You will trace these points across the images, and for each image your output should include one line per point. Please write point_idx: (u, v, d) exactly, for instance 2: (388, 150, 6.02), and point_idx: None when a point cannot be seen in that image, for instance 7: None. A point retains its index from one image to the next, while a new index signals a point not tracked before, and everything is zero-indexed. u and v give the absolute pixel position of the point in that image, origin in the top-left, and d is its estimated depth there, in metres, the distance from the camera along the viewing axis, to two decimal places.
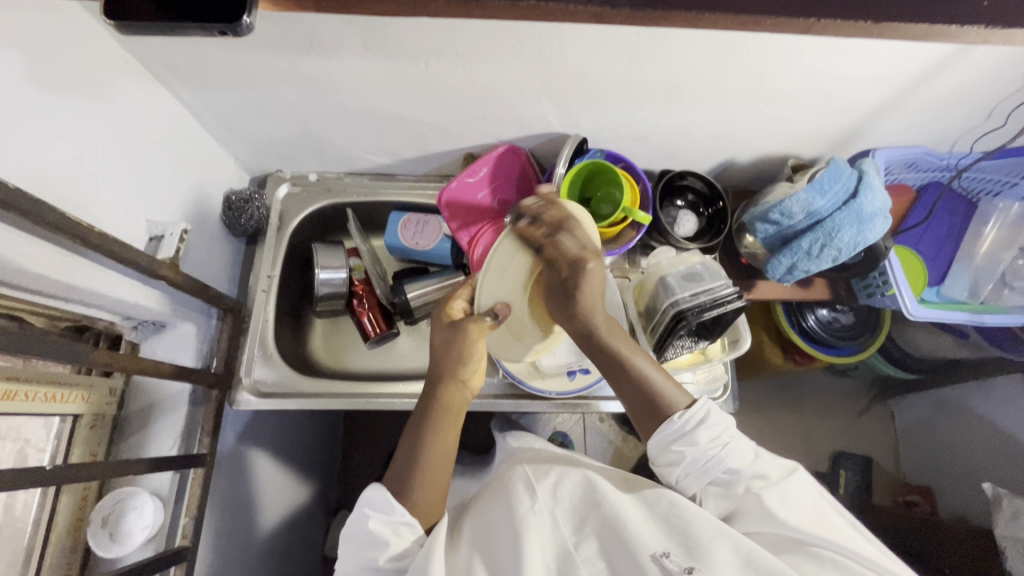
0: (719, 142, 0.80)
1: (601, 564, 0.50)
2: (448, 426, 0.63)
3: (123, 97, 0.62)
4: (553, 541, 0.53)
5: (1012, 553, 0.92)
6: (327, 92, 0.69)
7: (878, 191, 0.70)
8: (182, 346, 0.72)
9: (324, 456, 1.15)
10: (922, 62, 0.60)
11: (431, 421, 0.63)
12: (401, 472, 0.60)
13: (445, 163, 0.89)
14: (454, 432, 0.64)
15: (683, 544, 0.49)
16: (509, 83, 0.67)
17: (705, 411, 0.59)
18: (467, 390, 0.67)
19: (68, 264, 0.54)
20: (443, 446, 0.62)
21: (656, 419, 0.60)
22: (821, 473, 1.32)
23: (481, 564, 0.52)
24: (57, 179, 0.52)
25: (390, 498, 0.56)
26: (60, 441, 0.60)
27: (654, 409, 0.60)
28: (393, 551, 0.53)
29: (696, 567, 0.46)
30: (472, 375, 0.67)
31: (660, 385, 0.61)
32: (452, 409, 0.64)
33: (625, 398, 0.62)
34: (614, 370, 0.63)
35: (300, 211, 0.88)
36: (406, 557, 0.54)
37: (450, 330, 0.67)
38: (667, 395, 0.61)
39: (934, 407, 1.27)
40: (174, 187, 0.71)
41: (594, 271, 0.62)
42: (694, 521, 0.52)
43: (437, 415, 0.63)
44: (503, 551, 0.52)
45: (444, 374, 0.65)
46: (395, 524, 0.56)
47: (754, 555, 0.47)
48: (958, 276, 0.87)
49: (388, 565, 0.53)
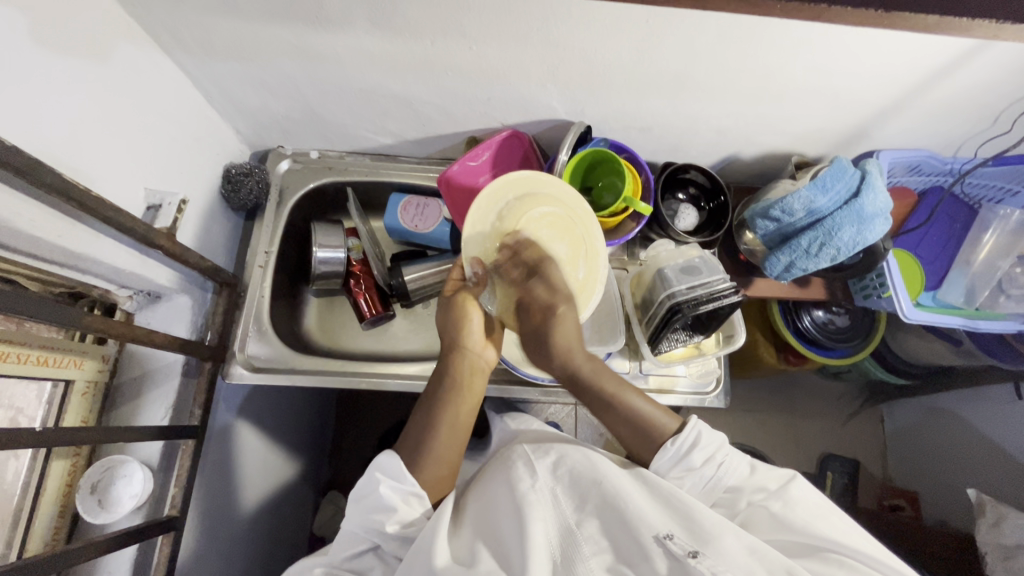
0: (725, 137, 0.79)
1: (604, 542, 0.50)
2: (462, 399, 0.64)
3: (125, 61, 0.61)
4: (556, 520, 0.52)
5: (991, 558, 0.92)
6: (333, 67, 0.68)
7: (880, 192, 0.70)
8: (177, 318, 0.72)
9: (315, 436, 1.16)
10: (932, 63, 0.60)
11: (446, 395, 0.64)
12: (416, 445, 0.61)
13: (447, 145, 0.88)
14: (470, 408, 0.65)
15: (686, 528, 0.50)
16: (517, 65, 0.67)
17: (696, 434, 0.60)
18: (479, 359, 0.69)
19: (66, 226, 0.54)
20: (456, 421, 0.63)
21: (650, 448, 0.62)
22: (808, 473, 1.34)
23: (484, 541, 0.52)
24: (56, 139, 0.52)
25: (402, 467, 0.56)
26: (51, 406, 0.60)
27: (646, 437, 0.62)
28: (400, 517, 0.55)
29: (700, 551, 0.46)
30: (485, 344, 0.70)
31: (645, 413, 0.64)
32: (469, 385, 0.66)
33: (619, 432, 0.65)
34: (607, 409, 0.65)
35: (299, 188, 0.88)
36: (413, 526, 0.55)
37: (447, 307, 0.70)
38: (656, 422, 0.63)
39: (924, 413, 1.28)
40: (174, 157, 0.71)
41: (564, 314, 0.68)
42: (697, 507, 0.52)
43: (453, 387, 0.65)
44: (506, 528, 0.52)
45: (453, 350, 0.68)
46: (404, 493, 0.56)
47: (756, 546, 0.48)
48: (954, 281, 0.87)
49: (393, 530, 0.54)
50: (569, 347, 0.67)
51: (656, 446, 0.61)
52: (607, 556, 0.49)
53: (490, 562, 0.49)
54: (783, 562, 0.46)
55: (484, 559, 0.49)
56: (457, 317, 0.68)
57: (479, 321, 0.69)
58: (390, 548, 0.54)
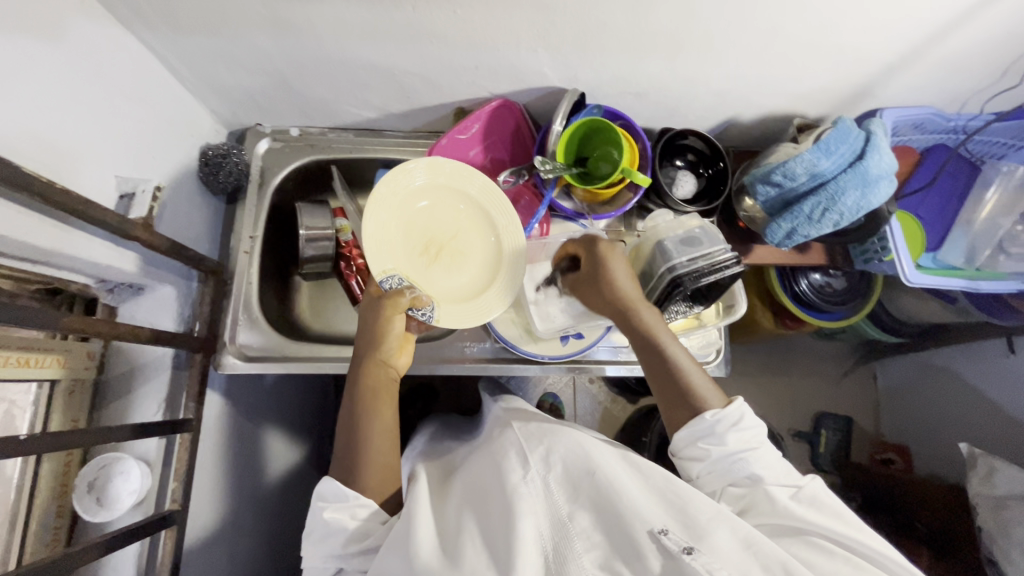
0: (724, 100, 0.76)
1: (597, 537, 0.49)
2: (383, 404, 0.61)
3: (81, 38, 0.56)
4: (547, 511, 0.51)
5: (981, 509, 0.95)
6: (307, 38, 0.64)
7: (885, 153, 0.68)
8: (163, 311, 0.70)
9: (315, 418, 1.15)
10: (943, 15, 0.57)
11: (364, 404, 0.61)
12: (348, 453, 0.59)
13: (435, 118, 0.84)
14: (392, 412, 0.62)
15: (681, 521, 0.50)
16: (505, 29, 0.63)
17: (740, 414, 0.58)
18: (391, 369, 0.65)
19: (30, 222, 0.50)
20: (384, 427, 0.60)
21: (686, 410, 0.60)
22: (803, 432, 1.37)
23: (474, 533, 0.51)
24: (10, 126, 0.48)
25: (339, 486, 0.56)
26: (38, 408, 0.58)
27: (682, 392, 0.61)
28: (351, 534, 0.54)
29: (695, 547, 0.46)
30: (397, 352, 0.66)
31: (685, 369, 0.62)
32: (385, 393, 0.63)
33: (660, 389, 0.63)
34: (650, 359, 0.64)
35: (281, 168, 0.84)
36: (369, 538, 0.54)
37: (374, 308, 0.66)
38: (693, 381, 0.61)
39: (916, 368, 1.29)
40: (143, 141, 0.66)
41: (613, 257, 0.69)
42: (692, 499, 0.52)
43: (370, 395, 0.62)
44: (494, 519, 0.51)
45: (369, 358, 0.64)
46: (350, 508, 0.55)
47: (753, 540, 0.48)
48: (955, 242, 0.85)
49: (351, 549, 0.53)
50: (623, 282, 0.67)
51: (693, 412, 0.59)
52: (600, 551, 0.48)
53: (475, 559, 0.48)
54: (778, 556, 0.46)
55: (468, 556, 0.48)
56: (377, 325, 0.65)
57: (400, 330, 0.65)
58: (353, 566, 0.53)
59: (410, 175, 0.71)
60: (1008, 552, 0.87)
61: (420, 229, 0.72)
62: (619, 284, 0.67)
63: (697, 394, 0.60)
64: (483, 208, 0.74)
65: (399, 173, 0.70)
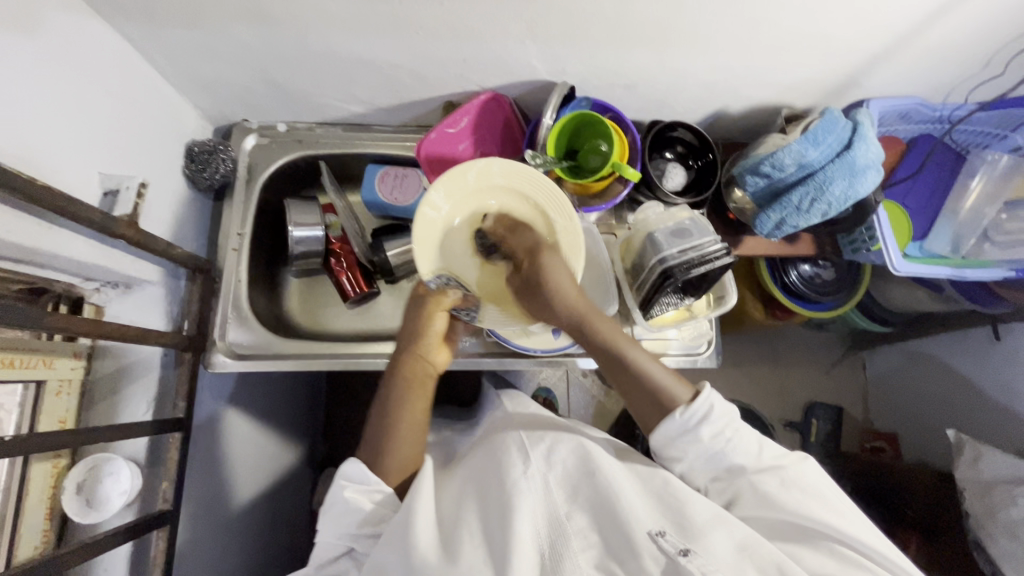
0: (712, 91, 0.76)
1: (594, 536, 0.49)
2: (417, 399, 0.63)
3: (60, 33, 0.55)
4: (546, 509, 0.51)
5: (968, 494, 0.96)
6: (292, 31, 0.63)
7: (872, 143, 0.68)
8: (151, 309, 0.69)
9: (308, 416, 1.14)
10: (927, 4, 0.58)
11: (399, 396, 0.62)
12: (374, 443, 0.60)
13: (424, 112, 0.84)
14: (423, 408, 0.63)
15: (677, 524, 0.50)
16: (492, 21, 0.62)
17: (708, 406, 0.58)
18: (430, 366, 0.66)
19: (10, 219, 0.49)
20: (413, 422, 0.62)
21: (657, 412, 0.60)
22: (794, 422, 1.38)
23: (473, 529, 0.51)
24: None
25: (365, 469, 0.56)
26: (23, 410, 0.57)
27: (654, 399, 0.60)
28: (366, 516, 0.55)
29: (691, 550, 0.46)
30: (437, 348, 0.67)
31: (653, 372, 0.61)
32: (420, 389, 0.64)
33: (629, 396, 0.63)
34: (610, 363, 0.63)
35: (267, 164, 0.83)
36: (384, 522, 0.55)
37: (416, 306, 0.67)
38: (663, 384, 0.61)
39: (904, 357, 1.31)
40: (126, 137, 0.65)
41: (550, 262, 0.65)
42: (689, 501, 0.52)
43: (403, 390, 0.63)
44: (491, 515, 0.51)
45: (408, 353, 0.66)
46: (371, 492, 0.56)
47: (748, 541, 0.48)
48: (941, 230, 0.87)
49: (365, 530, 0.54)
50: (564, 290, 0.64)
51: (663, 413, 0.59)
52: (596, 552, 0.48)
53: (474, 555, 0.48)
54: (773, 558, 0.46)
55: (466, 551, 0.48)
56: (417, 323, 0.66)
57: (442, 328, 0.67)
58: (363, 547, 0.54)
59: (465, 175, 0.68)
60: (995, 534, 0.89)
61: (472, 230, 0.71)
62: (560, 292, 0.64)
63: (668, 392, 0.60)
64: (533, 200, 0.70)
65: (453, 173, 0.68)
